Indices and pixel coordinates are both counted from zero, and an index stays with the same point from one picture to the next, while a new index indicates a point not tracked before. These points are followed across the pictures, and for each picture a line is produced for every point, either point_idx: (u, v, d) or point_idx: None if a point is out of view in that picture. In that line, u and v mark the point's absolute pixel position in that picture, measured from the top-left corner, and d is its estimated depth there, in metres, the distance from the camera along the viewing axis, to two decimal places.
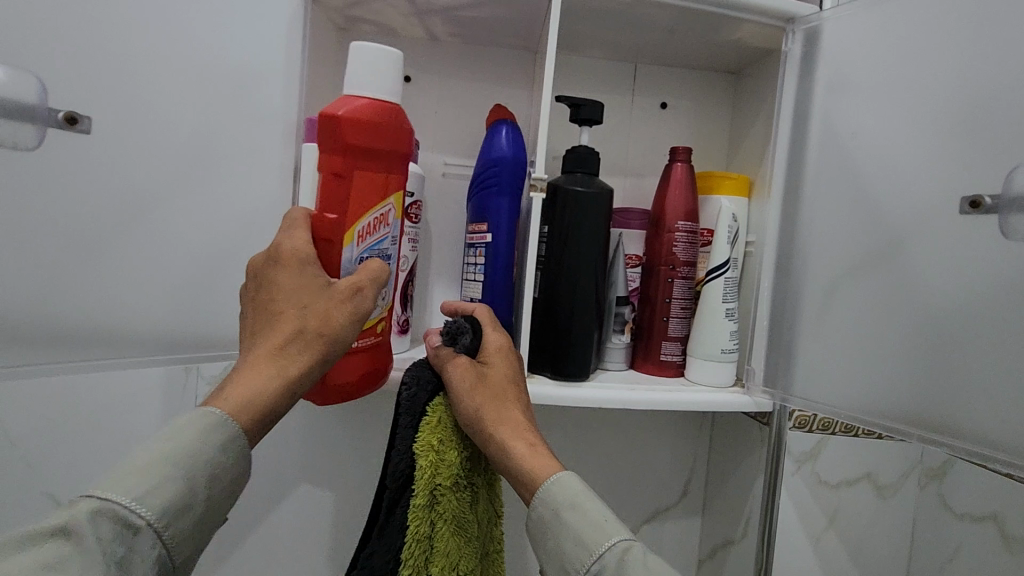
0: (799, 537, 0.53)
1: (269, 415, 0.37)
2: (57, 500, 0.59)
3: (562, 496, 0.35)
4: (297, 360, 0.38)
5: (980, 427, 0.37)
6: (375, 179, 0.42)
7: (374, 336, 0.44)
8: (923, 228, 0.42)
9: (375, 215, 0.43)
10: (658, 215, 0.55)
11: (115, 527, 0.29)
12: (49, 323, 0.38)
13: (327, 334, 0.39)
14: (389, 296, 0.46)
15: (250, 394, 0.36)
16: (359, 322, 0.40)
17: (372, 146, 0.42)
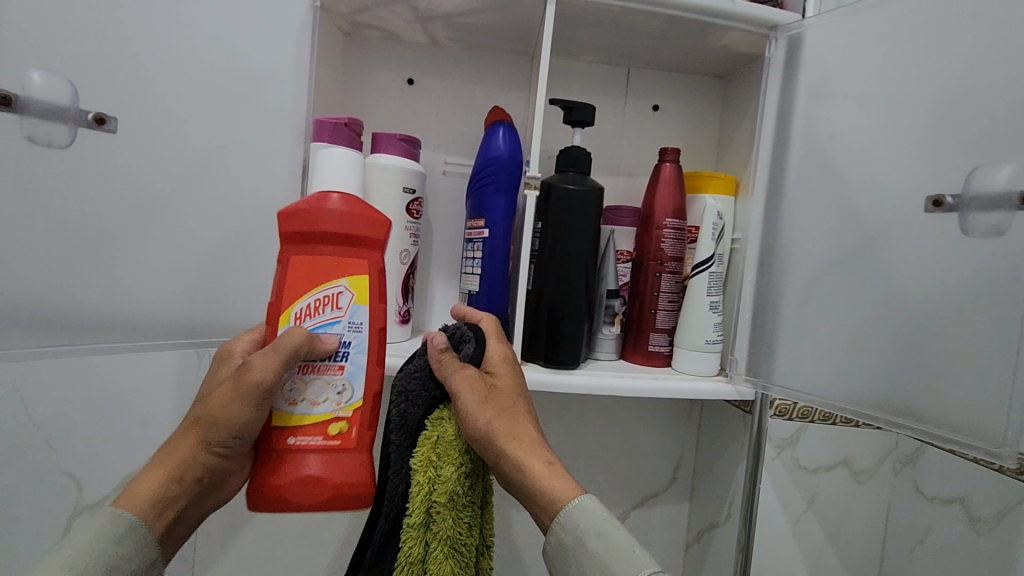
0: (780, 520, 0.56)
1: (160, 501, 0.39)
2: (76, 478, 0.63)
3: (586, 521, 0.37)
4: (195, 446, 0.40)
5: (939, 410, 0.40)
6: (317, 261, 0.41)
7: (323, 437, 0.40)
8: (892, 224, 0.45)
9: (319, 296, 0.41)
10: (647, 213, 0.58)
11: None
12: (75, 307, 0.42)
13: (214, 418, 0.39)
14: (349, 392, 0.42)
15: (150, 480, 0.39)
16: (241, 406, 0.39)
17: (313, 230, 0.41)
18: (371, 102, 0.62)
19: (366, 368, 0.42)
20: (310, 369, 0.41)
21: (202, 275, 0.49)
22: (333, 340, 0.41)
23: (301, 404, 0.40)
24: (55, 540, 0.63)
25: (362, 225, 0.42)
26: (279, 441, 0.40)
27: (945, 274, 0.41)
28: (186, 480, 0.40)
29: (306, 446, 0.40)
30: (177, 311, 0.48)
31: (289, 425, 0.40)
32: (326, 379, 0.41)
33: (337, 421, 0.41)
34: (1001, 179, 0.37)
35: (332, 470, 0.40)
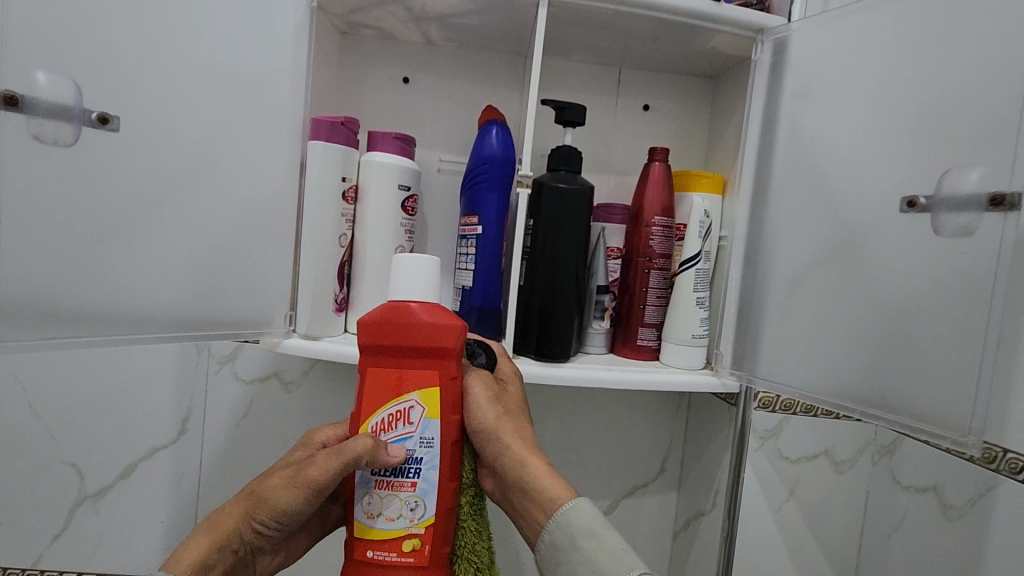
0: (762, 507, 0.58)
1: (202, 567, 0.43)
2: (78, 468, 0.64)
3: (577, 524, 0.38)
4: (244, 519, 0.45)
5: (913, 402, 0.42)
6: (390, 376, 0.42)
7: (398, 554, 0.41)
8: (870, 224, 0.47)
9: (392, 410, 0.42)
10: (637, 210, 0.59)
11: None
12: (81, 301, 0.43)
13: (270, 495, 0.45)
14: (418, 510, 0.41)
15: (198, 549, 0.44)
16: (295, 491, 0.44)
17: (385, 342, 0.42)
18: (367, 100, 0.63)
19: (438, 485, 0.42)
20: (386, 484, 0.41)
21: (205, 271, 0.51)
22: (401, 454, 0.41)
23: (378, 518, 0.41)
24: (60, 526, 0.65)
25: (431, 339, 0.42)
26: (359, 553, 0.41)
27: (917, 271, 0.42)
28: (225, 550, 0.44)
29: (384, 562, 0.41)
30: (182, 306, 0.49)
31: (368, 540, 0.41)
32: (401, 496, 0.41)
33: (411, 539, 0.41)
34: (971, 181, 0.39)
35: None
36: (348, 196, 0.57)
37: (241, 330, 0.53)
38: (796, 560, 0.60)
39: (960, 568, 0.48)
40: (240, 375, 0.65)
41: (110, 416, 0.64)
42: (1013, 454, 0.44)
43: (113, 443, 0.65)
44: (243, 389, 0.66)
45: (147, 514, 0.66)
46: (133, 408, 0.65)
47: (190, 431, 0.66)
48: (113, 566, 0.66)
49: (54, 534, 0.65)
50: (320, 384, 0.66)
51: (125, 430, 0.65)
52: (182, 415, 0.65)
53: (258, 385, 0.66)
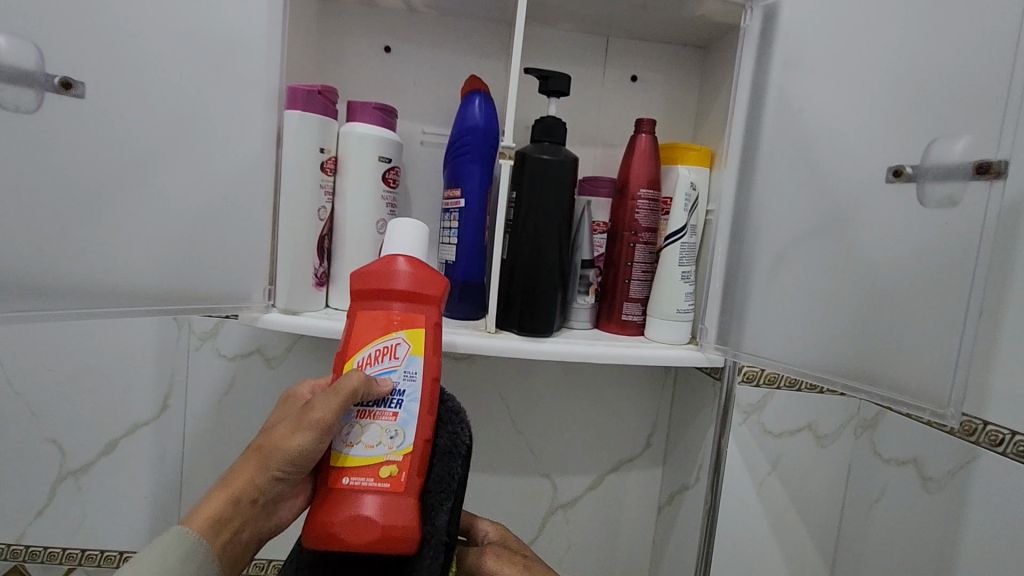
0: (745, 480, 0.59)
1: (220, 521, 0.41)
2: (60, 445, 0.64)
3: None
4: (257, 469, 0.42)
5: (896, 376, 0.41)
6: (376, 318, 0.44)
7: (375, 480, 0.40)
8: (857, 196, 0.46)
9: (377, 347, 0.43)
10: (623, 183, 0.58)
11: None
12: (55, 275, 0.42)
13: (277, 444, 0.41)
14: (396, 439, 0.41)
15: (211, 512, 0.41)
16: (303, 437, 0.40)
17: (374, 287, 0.44)
18: (347, 69, 0.62)
19: (418, 417, 0.42)
20: (368, 414, 0.41)
21: (181, 244, 0.50)
22: (389, 384, 0.42)
23: (356, 446, 0.41)
24: (43, 502, 0.65)
25: (418, 283, 0.44)
26: (334, 481, 0.40)
27: (901, 244, 0.42)
28: (242, 501, 0.42)
29: (359, 488, 0.40)
30: (160, 280, 0.49)
31: (343, 467, 0.40)
32: (380, 424, 0.41)
33: (389, 465, 0.40)
34: (957, 150, 0.38)
35: (383, 512, 0.39)
36: (327, 167, 0.55)
37: (220, 304, 0.52)
38: (778, 533, 0.60)
39: (938, 539, 0.49)
40: (222, 351, 0.65)
41: (91, 392, 0.64)
42: (992, 427, 0.44)
43: (95, 419, 0.64)
44: (226, 365, 0.65)
45: (130, 490, 0.66)
46: (114, 385, 0.64)
47: (172, 407, 0.65)
48: (99, 541, 0.66)
49: (38, 510, 0.65)
50: (303, 359, 0.65)
51: (106, 406, 0.64)
52: (163, 391, 0.65)
53: (240, 361, 0.65)
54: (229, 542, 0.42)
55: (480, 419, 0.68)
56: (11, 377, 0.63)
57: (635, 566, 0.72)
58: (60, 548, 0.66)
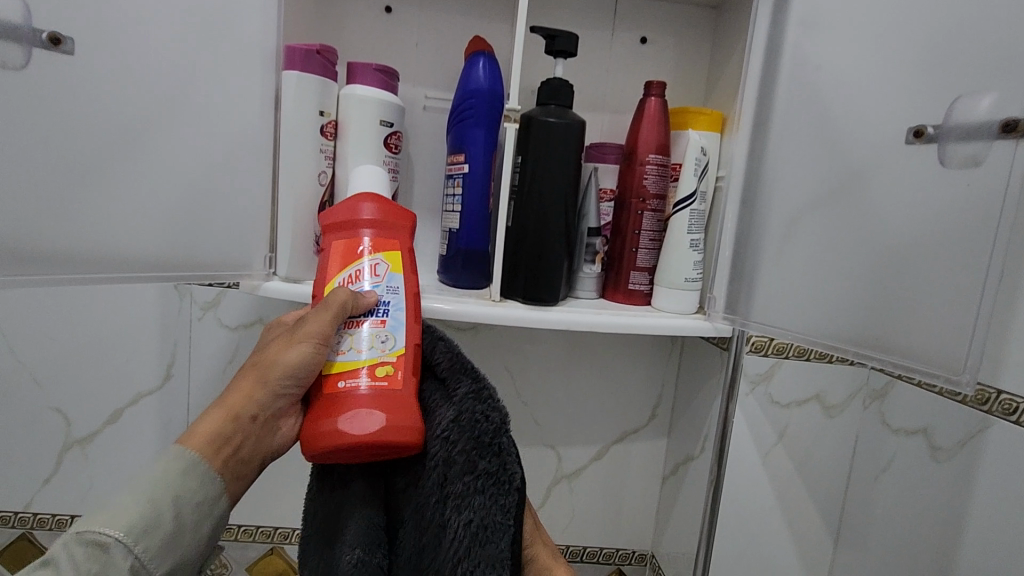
0: (751, 450, 0.58)
1: (220, 439, 0.39)
2: (65, 414, 0.64)
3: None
4: (254, 386, 0.40)
5: (906, 343, 0.40)
6: (347, 246, 0.44)
7: (369, 379, 0.39)
8: (873, 159, 0.44)
9: (351, 271, 0.43)
10: (631, 149, 0.57)
11: (87, 549, 0.34)
12: (54, 237, 0.41)
13: (274, 359, 0.40)
14: (387, 341, 0.41)
15: (210, 432, 0.39)
16: (300, 348, 0.39)
17: (338, 218, 0.44)
18: (347, 31, 0.60)
19: (406, 325, 0.42)
20: (355, 324, 0.41)
21: (179, 209, 0.49)
22: (373, 296, 0.42)
23: (346, 352, 0.40)
24: (49, 470, 0.65)
25: (386, 211, 0.45)
26: (329, 388, 0.39)
27: (918, 208, 0.40)
28: (240, 420, 0.40)
29: (354, 389, 0.39)
30: (159, 245, 0.48)
31: (336, 373, 0.40)
32: (369, 332, 0.41)
33: (382, 366, 0.40)
34: (982, 108, 0.36)
35: (384, 406, 0.38)
36: (327, 132, 0.53)
37: (218, 273, 0.52)
38: (784, 503, 0.60)
39: (946, 509, 0.49)
40: (224, 321, 0.64)
41: (94, 361, 0.64)
42: (1006, 395, 0.43)
43: (99, 388, 0.64)
44: (228, 335, 0.64)
45: (136, 459, 0.66)
46: (116, 354, 0.64)
47: (175, 377, 0.65)
48: None
49: (44, 478, 0.65)
50: None
51: (109, 375, 0.64)
52: (166, 361, 0.65)
53: (243, 331, 0.64)
54: (230, 462, 0.39)
55: None
56: (13, 346, 0.62)
57: (639, 535, 0.72)
58: (68, 516, 0.66)
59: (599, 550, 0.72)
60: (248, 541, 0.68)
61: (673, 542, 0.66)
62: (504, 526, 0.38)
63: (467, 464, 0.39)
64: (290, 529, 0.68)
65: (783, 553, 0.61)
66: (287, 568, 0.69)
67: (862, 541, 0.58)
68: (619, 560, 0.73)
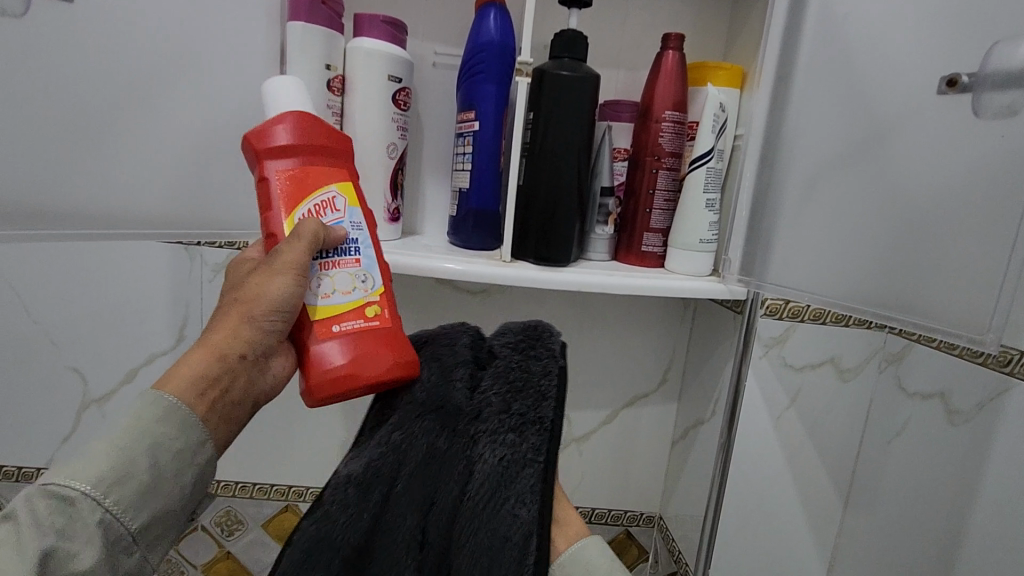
0: (763, 413, 0.58)
1: (204, 381, 0.37)
2: (82, 373, 0.65)
3: (601, 557, 0.39)
4: (236, 324, 0.39)
5: (927, 303, 0.39)
6: (301, 172, 0.40)
7: (363, 320, 0.39)
8: (902, 112, 0.42)
9: (314, 202, 0.40)
10: (647, 105, 0.55)
11: (51, 503, 0.32)
12: (59, 193, 0.41)
13: (253, 295, 0.38)
14: (369, 279, 0.41)
15: (192, 375, 0.37)
16: (278, 281, 0.37)
17: (272, 145, 0.39)
18: None
19: (379, 261, 0.42)
20: (331, 263, 0.40)
21: (186, 166, 0.48)
22: (342, 231, 0.40)
23: (333, 295, 0.39)
24: (68, 428, 0.66)
25: (327, 134, 0.41)
26: (325, 332, 0.39)
27: (943, 162, 0.39)
28: (227, 359, 0.38)
29: (351, 332, 0.39)
30: (166, 203, 0.48)
31: (329, 317, 0.39)
32: (348, 271, 0.40)
33: (371, 305, 0.40)
34: (1020, 54, 0.34)
35: (380, 344, 0.39)
36: (334, 87, 0.52)
37: (222, 232, 0.52)
38: (794, 467, 0.60)
39: (961, 472, 0.48)
40: None
41: (108, 321, 0.64)
42: None
43: (114, 349, 0.65)
44: None
45: None
46: (130, 314, 0.64)
47: (188, 339, 0.65)
48: None
49: (63, 436, 0.67)
50: None
51: (123, 335, 0.65)
52: (179, 322, 0.65)
53: None
54: (220, 404, 0.38)
55: None
56: (29, 306, 0.63)
57: (647, 498, 0.73)
58: None
59: (608, 512, 0.73)
60: (263, 498, 0.69)
61: (682, 504, 0.67)
62: (532, 463, 0.38)
63: (503, 405, 0.38)
64: (304, 487, 0.70)
65: (792, 516, 0.61)
66: None
67: (871, 504, 0.58)
68: (627, 521, 0.73)
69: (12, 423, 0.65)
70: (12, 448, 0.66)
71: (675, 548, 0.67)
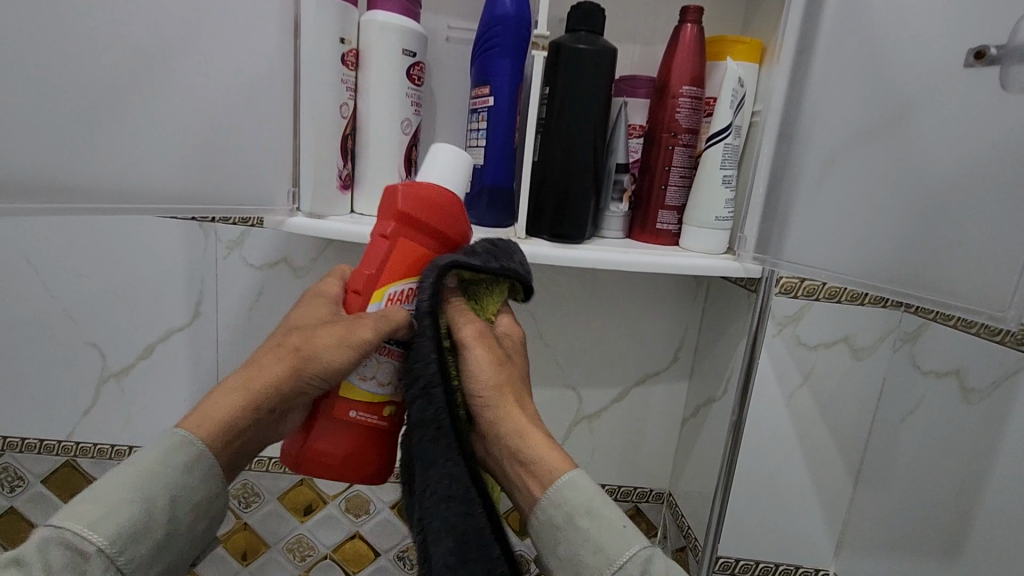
0: (775, 390, 0.58)
1: (229, 430, 0.39)
2: (99, 348, 0.66)
3: (577, 497, 0.36)
4: (282, 378, 0.40)
5: (946, 279, 0.38)
6: (417, 253, 0.41)
7: (377, 416, 0.41)
8: (927, 86, 0.41)
9: (411, 286, 0.41)
10: (663, 80, 0.54)
11: (66, 554, 0.32)
12: (77, 171, 0.41)
13: (309, 357, 0.39)
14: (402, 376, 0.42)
15: (222, 418, 0.39)
16: (339, 355, 0.39)
17: (405, 210, 0.41)
18: None
19: None
20: (387, 352, 0.41)
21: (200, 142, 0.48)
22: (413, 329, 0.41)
23: (367, 382, 0.41)
24: (87, 403, 0.67)
25: (450, 222, 0.42)
26: (341, 412, 0.41)
27: (964, 139, 0.38)
28: (259, 411, 0.40)
29: (361, 423, 0.41)
30: (183, 177, 0.48)
31: (353, 399, 0.41)
32: (393, 364, 0.41)
33: (390, 405, 0.42)
34: None
35: (373, 443, 0.42)
36: (348, 61, 0.52)
37: (240, 206, 0.52)
38: (805, 445, 0.60)
39: (975, 450, 0.48)
40: (250, 259, 0.65)
41: (125, 298, 0.65)
42: None
43: (131, 325, 0.66)
44: (255, 273, 0.65)
45: (171, 393, 0.68)
46: (146, 291, 0.65)
47: (204, 315, 0.66)
48: (142, 440, 0.69)
49: (83, 410, 0.68)
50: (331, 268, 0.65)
51: (140, 311, 0.65)
52: (195, 299, 0.66)
53: (269, 270, 0.65)
54: (234, 450, 0.40)
55: None
56: (47, 282, 0.64)
57: (657, 474, 0.74)
58: (108, 445, 0.69)
59: (617, 488, 0.74)
60: (279, 472, 0.71)
61: (692, 480, 0.67)
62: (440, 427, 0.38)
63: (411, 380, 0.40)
64: None
65: (802, 493, 0.62)
66: (316, 498, 0.71)
67: (881, 481, 0.58)
68: (637, 497, 0.74)
69: (33, 396, 0.67)
70: (33, 422, 0.68)
71: (684, 524, 0.68)
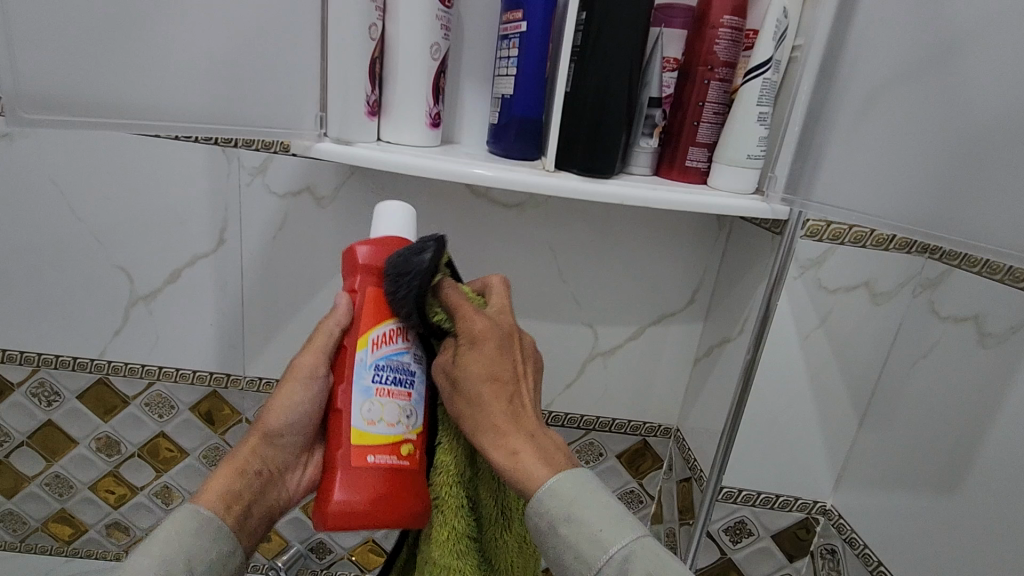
0: (791, 330, 0.60)
1: (230, 496, 0.44)
2: (127, 272, 0.67)
3: (556, 505, 0.38)
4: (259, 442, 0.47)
5: (978, 220, 0.38)
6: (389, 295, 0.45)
7: (396, 457, 0.43)
8: (982, 16, 0.39)
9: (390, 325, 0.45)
10: (704, 9, 0.52)
11: None
12: (103, 83, 0.41)
13: (271, 411, 0.47)
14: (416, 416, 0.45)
15: (223, 489, 0.44)
16: (291, 389, 0.46)
17: (370, 261, 0.45)
18: None
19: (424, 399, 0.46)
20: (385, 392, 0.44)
21: (228, 61, 0.47)
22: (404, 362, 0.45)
23: (377, 424, 0.43)
24: (117, 324, 0.69)
25: None
26: (358, 459, 0.42)
27: (1014, 76, 0.37)
28: (248, 475, 0.46)
29: (383, 465, 0.43)
30: (207, 96, 0.47)
31: (362, 447, 0.43)
32: (398, 404, 0.44)
33: (405, 444, 0.44)
34: None
35: (395, 482, 0.43)
36: None
37: (270, 128, 0.52)
38: (814, 384, 0.62)
39: (986, 391, 0.50)
40: (273, 187, 0.65)
41: (150, 221, 0.65)
42: None
43: (156, 250, 0.66)
44: (277, 202, 0.65)
45: (197, 318, 0.69)
46: (170, 217, 0.65)
47: (228, 242, 0.66)
48: (170, 361, 0.71)
49: (113, 330, 0.69)
50: (354, 198, 0.65)
51: (165, 237, 0.66)
52: (219, 225, 0.66)
53: (292, 199, 0.65)
54: (242, 517, 0.44)
55: (527, 266, 0.68)
56: (74, 204, 0.64)
57: (666, 411, 0.76)
58: (138, 365, 0.71)
59: (627, 423, 0.76)
60: None
61: (701, 416, 0.70)
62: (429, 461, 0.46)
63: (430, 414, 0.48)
64: None
65: (806, 429, 0.64)
66: None
67: (885, 421, 0.60)
68: (645, 432, 0.77)
69: (64, 316, 0.68)
70: (64, 340, 0.70)
71: (691, 457, 0.71)
